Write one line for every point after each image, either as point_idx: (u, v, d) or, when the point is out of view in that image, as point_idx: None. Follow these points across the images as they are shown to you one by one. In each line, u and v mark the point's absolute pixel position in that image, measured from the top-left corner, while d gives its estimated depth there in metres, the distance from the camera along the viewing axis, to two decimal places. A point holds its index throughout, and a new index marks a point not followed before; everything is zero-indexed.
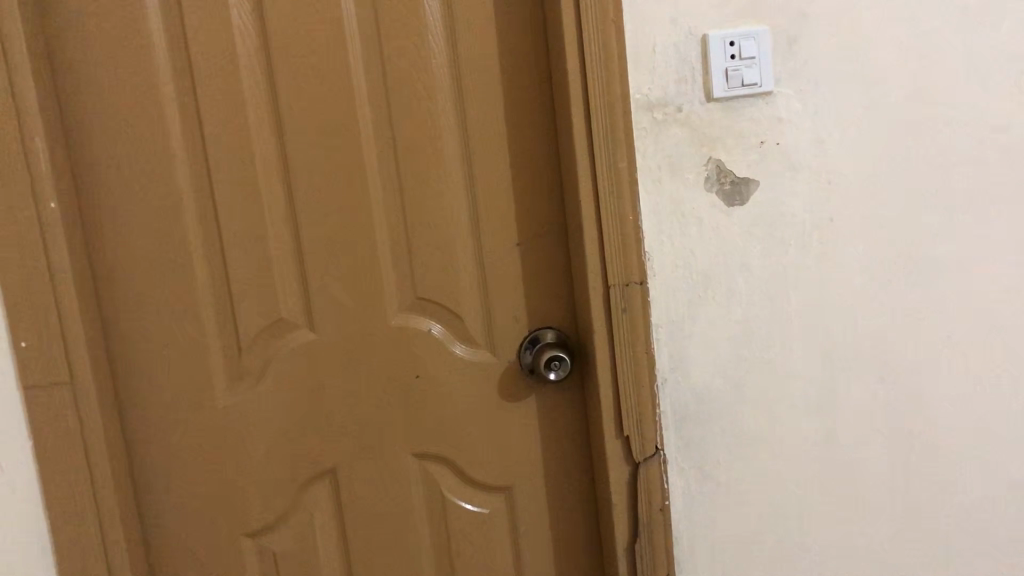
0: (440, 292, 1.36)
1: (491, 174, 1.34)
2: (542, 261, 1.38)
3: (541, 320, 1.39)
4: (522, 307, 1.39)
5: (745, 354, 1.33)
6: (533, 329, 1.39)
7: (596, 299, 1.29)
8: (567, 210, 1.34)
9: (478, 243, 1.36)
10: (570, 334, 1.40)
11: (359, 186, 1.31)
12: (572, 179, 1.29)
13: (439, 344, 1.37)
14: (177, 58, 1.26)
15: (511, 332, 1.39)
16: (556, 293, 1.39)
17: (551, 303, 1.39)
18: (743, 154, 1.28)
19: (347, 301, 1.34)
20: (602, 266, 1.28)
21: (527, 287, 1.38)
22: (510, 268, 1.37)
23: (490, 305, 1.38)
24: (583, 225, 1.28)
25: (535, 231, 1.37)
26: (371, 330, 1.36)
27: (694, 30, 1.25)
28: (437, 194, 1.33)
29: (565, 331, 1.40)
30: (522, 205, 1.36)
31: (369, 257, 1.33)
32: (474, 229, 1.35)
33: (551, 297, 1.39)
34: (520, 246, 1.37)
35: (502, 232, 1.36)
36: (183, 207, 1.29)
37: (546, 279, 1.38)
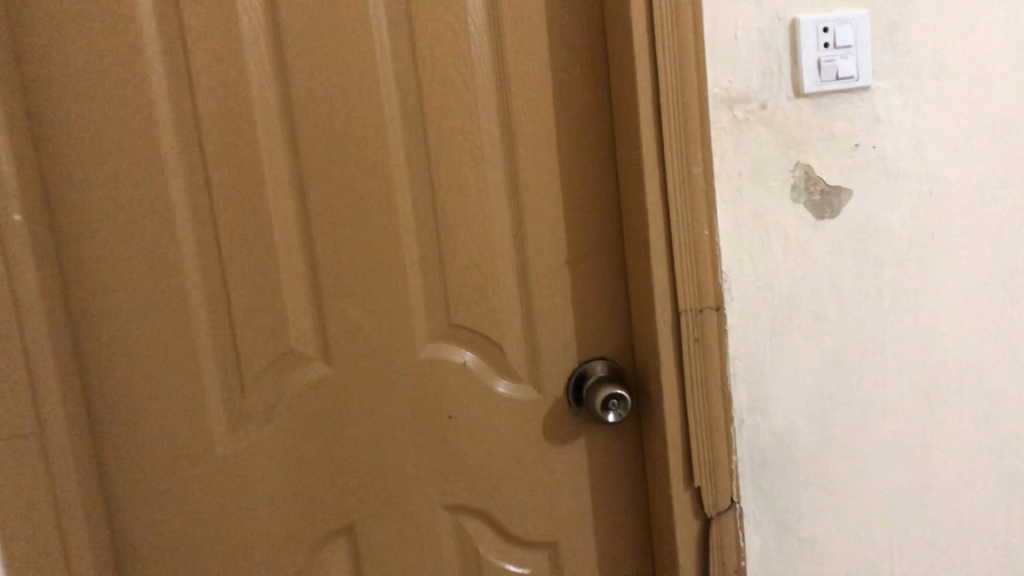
0: (478, 319, 1.17)
1: (538, 182, 1.14)
2: (594, 282, 1.19)
3: (592, 350, 1.20)
4: (570, 336, 1.19)
5: (832, 390, 1.15)
6: (585, 360, 1.20)
7: (664, 329, 1.10)
8: (626, 224, 1.15)
9: (521, 262, 1.17)
10: (625, 366, 1.21)
11: (385, 197, 1.11)
12: (635, 189, 1.10)
13: (476, 379, 1.18)
14: (169, 42, 1.04)
15: (557, 364, 1.20)
16: (609, 318, 1.20)
17: (604, 331, 1.20)
18: (835, 158, 1.10)
19: (369, 331, 1.14)
20: (671, 291, 1.09)
21: (577, 312, 1.19)
22: (559, 291, 1.18)
23: (535, 334, 1.18)
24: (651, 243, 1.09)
25: (587, 248, 1.18)
26: (397, 364, 1.16)
27: (782, 14, 1.07)
28: (475, 206, 1.14)
29: (619, 361, 1.21)
30: (573, 217, 1.16)
31: (395, 279, 1.13)
32: (518, 246, 1.16)
33: (604, 323, 1.20)
34: (569, 264, 1.17)
35: (550, 249, 1.16)
36: (176, 221, 1.07)
37: (598, 303, 1.19)
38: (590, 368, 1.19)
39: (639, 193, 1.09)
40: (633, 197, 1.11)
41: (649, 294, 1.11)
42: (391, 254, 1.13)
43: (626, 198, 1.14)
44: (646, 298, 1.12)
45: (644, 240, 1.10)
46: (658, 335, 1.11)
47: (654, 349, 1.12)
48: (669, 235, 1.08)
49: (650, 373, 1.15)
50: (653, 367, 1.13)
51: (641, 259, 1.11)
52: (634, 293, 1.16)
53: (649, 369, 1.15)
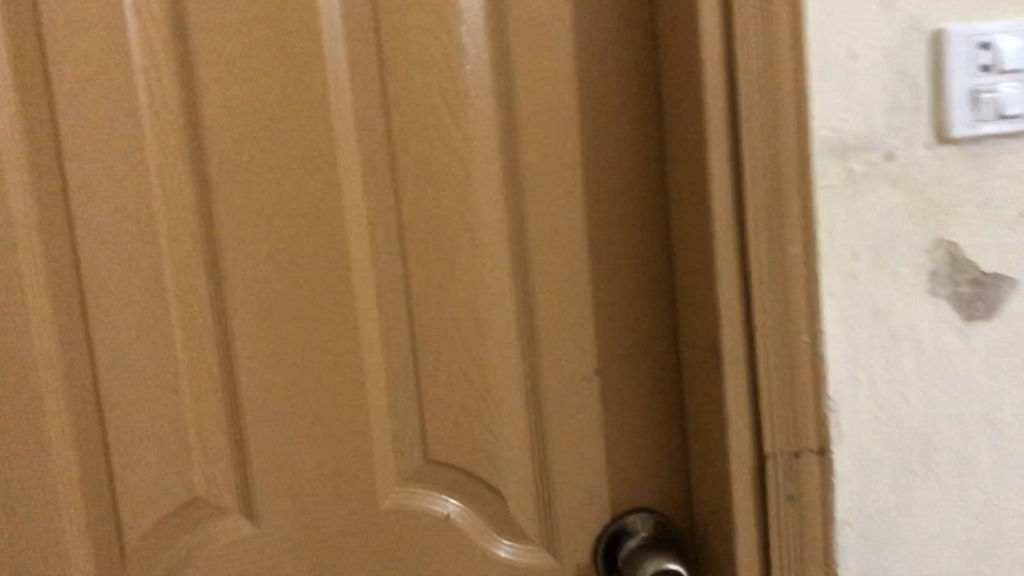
0: (469, 453, 0.82)
1: (560, 262, 0.80)
2: (638, 403, 0.84)
3: (633, 498, 0.85)
4: (602, 478, 0.84)
5: (982, 565, 0.80)
6: (624, 512, 0.85)
7: (740, 481, 0.76)
8: (686, 324, 0.80)
9: (535, 375, 0.82)
10: (681, 521, 0.85)
11: (341, 282, 0.77)
12: (701, 276, 0.76)
13: (466, 539, 0.82)
14: (23, 56, 0.71)
15: (581, 517, 0.84)
16: (658, 454, 0.85)
17: (650, 471, 0.85)
18: (992, 233, 0.76)
19: (312, 472, 0.79)
20: (752, 425, 0.75)
21: (612, 445, 0.84)
22: (588, 417, 0.83)
23: (553, 476, 0.83)
24: (723, 355, 0.74)
25: (630, 355, 0.83)
26: (353, 520, 0.80)
27: (919, 21, 0.73)
28: (468, 296, 0.79)
29: (672, 515, 0.86)
30: (608, 313, 0.82)
31: (351, 398, 0.79)
32: (530, 353, 0.81)
33: (650, 461, 0.85)
34: (600, 376, 0.82)
35: (576, 358, 0.82)
36: (30, 315, 0.74)
37: (642, 433, 0.84)
38: (632, 528, 0.84)
39: (705, 283, 0.75)
40: (696, 289, 0.77)
41: (718, 429, 0.76)
42: (347, 363, 0.78)
43: (685, 288, 0.79)
44: (714, 434, 0.77)
45: (713, 351, 0.75)
46: (731, 487, 0.76)
47: (725, 508, 0.77)
48: (752, 345, 0.74)
49: (718, 539, 0.79)
50: (722, 532, 0.78)
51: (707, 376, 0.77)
52: (696, 423, 0.81)
53: (716, 533, 0.80)
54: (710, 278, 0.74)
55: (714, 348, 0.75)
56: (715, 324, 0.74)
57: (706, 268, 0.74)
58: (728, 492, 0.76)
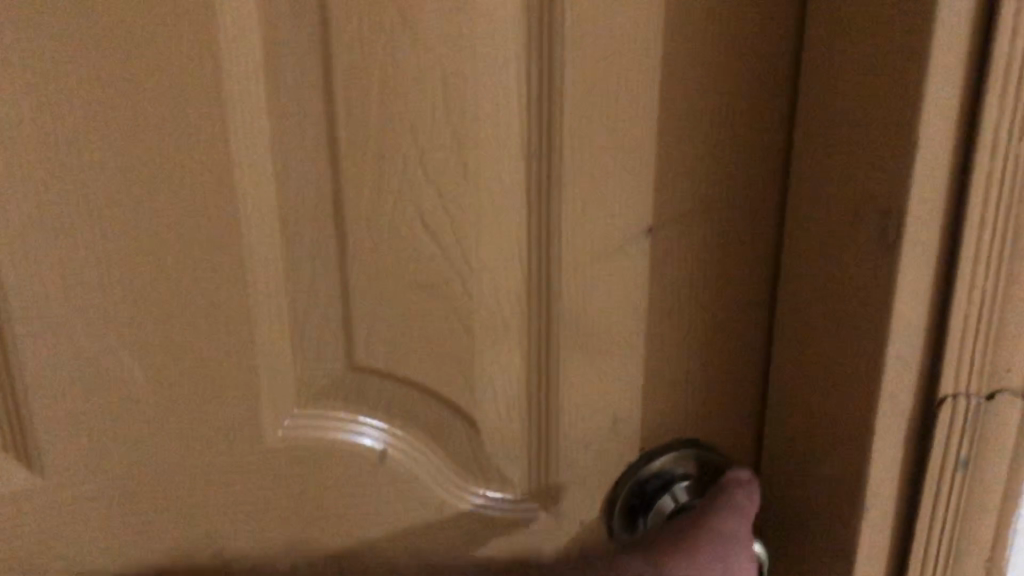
0: (424, 361, 0.49)
1: (608, 42, 0.44)
2: (702, 290, 0.51)
3: (676, 431, 0.54)
4: (633, 402, 0.52)
5: None
6: (653, 453, 0.54)
7: (882, 440, 0.45)
8: (812, 167, 0.46)
9: (545, 237, 0.48)
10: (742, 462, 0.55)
11: (205, 62, 0.42)
12: (878, 89, 0.41)
13: (422, 484, 0.52)
14: None
15: (595, 457, 0.53)
16: (722, 368, 0.53)
17: (706, 391, 0.53)
18: None
19: (161, 368, 0.48)
20: (925, 354, 0.44)
21: (653, 352, 0.51)
22: (620, 317, 0.50)
23: (557, 397, 0.51)
24: (897, 243, 0.42)
25: (701, 212, 0.49)
26: (241, 442, 0.50)
27: None
28: (437, 91, 0.44)
29: (729, 455, 0.55)
30: (678, 138, 0.47)
31: (225, 256, 0.46)
32: (540, 199, 0.47)
33: (707, 377, 0.53)
34: (653, 249, 0.49)
35: (616, 211, 0.47)
36: None
37: (702, 336, 0.52)
38: (668, 474, 0.54)
39: (889, 103, 0.40)
40: (858, 110, 0.42)
41: (858, 355, 0.45)
42: (216, 195, 0.44)
43: (822, 112, 0.44)
44: (844, 360, 0.46)
45: (877, 227, 0.42)
46: (865, 448, 0.46)
47: (841, 473, 0.48)
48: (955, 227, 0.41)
49: (808, 512, 0.51)
50: (825, 505, 0.49)
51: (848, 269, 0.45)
52: (801, 332, 0.49)
53: (808, 504, 0.51)
54: (907, 95, 0.39)
55: (885, 223, 0.42)
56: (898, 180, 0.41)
57: (896, 77, 0.40)
58: (856, 455, 0.46)
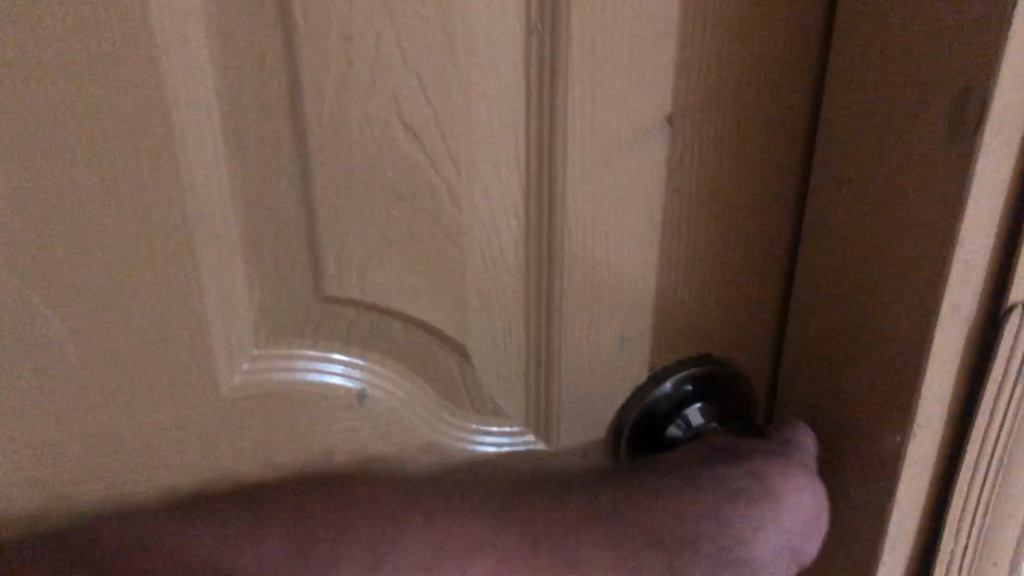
0: (407, 281, 0.42)
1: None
2: (722, 187, 0.43)
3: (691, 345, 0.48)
4: (639, 319, 0.46)
5: None
6: (665, 371, 0.48)
7: (939, 362, 0.39)
8: (862, 36, 0.38)
9: (543, 129, 0.39)
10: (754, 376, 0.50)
11: None
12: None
13: (407, 424, 0.46)
14: None
15: (601, 377, 0.47)
16: (738, 276, 0.46)
17: (720, 302, 0.47)
18: None
19: (80, 305, 0.39)
20: (992, 260, 0.37)
21: (664, 262, 0.44)
22: (631, 221, 0.42)
23: (556, 319, 0.44)
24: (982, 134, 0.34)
25: (725, 93, 0.41)
26: (184, 388, 0.42)
27: None
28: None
29: (741, 372, 0.49)
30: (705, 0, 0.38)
31: (149, 163, 0.36)
32: (538, 82, 0.38)
33: (721, 286, 0.46)
34: (670, 137, 0.41)
35: (632, 98, 0.39)
36: None
37: (718, 240, 0.45)
38: (684, 391, 0.48)
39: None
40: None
41: (909, 261, 0.38)
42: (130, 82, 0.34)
43: None
44: (891, 267, 0.39)
45: (949, 110, 0.35)
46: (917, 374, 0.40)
47: (881, 398, 0.42)
48: None
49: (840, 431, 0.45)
50: (858, 431, 0.44)
51: (908, 165, 0.37)
52: (838, 232, 0.42)
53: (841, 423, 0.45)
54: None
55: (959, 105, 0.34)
56: (979, 47, 0.33)
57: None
58: (904, 379, 0.40)
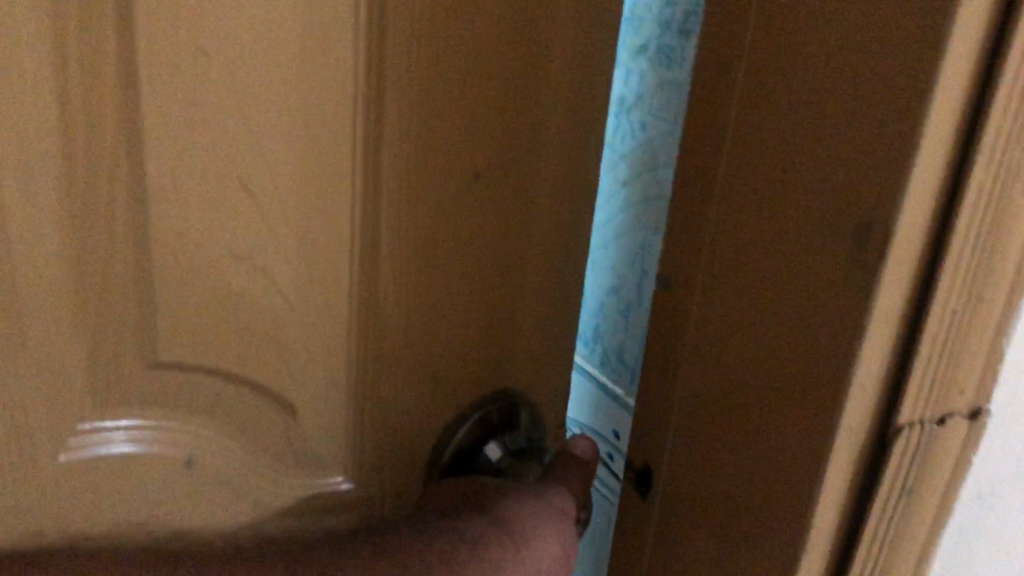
0: (252, 349, 0.39)
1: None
2: (545, 234, 0.45)
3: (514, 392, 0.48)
4: (471, 360, 0.46)
5: None
6: (470, 410, 0.47)
7: (831, 483, 0.37)
8: (746, 143, 0.38)
9: (415, 179, 0.39)
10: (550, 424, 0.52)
11: None
12: (864, 21, 0.32)
13: (253, 479, 0.42)
14: None
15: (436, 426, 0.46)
16: (556, 317, 0.48)
17: (541, 344, 0.48)
18: None
19: None
20: (885, 376, 0.36)
21: (494, 306, 0.45)
22: (466, 277, 0.43)
23: (409, 359, 0.44)
24: (884, 255, 0.33)
25: (546, 145, 0.43)
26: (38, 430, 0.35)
27: None
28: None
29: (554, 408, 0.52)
30: (539, 55, 0.40)
31: None
32: (411, 123, 0.38)
33: (541, 329, 0.48)
34: (500, 200, 0.42)
35: (470, 166, 0.40)
36: None
37: (538, 285, 0.46)
38: (480, 431, 0.48)
39: (861, 42, 0.32)
40: (829, 50, 0.33)
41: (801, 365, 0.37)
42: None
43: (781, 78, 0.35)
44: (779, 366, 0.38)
45: (857, 218, 0.33)
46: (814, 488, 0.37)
47: (769, 509, 0.40)
48: (940, 236, 0.33)
49: (722, 542, 0.43)
50: (742, 532, 0.41)
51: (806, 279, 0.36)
52: (718, 330, 0.41)
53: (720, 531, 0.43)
54: (901, 34, 0.30)
55: (863, 205, 0.33)
56: (878, 149, 0.32)
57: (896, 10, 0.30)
58: (801, 494, 0.38)
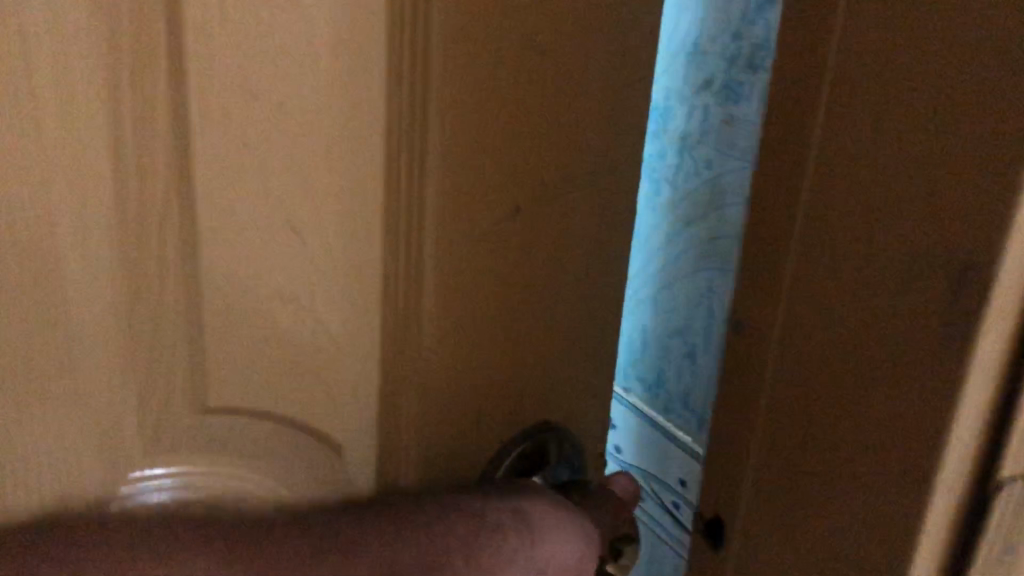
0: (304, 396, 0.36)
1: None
2: (603, 266, 0.42)
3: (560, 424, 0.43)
4: (522, 409, 0.42)
5: None
6: (509, 444, 0.41)
7: (932, 528, 0.34)
8: (831, 177, 0.35)
9: (471, 226, 0.36)
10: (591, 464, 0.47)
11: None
12: (960, 42, 0.30)
13: None
14: None
15: None
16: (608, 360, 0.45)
17: (594, 389, 0.45)
18: None
19: None
20: (988, 426, 0.33)
21: (548, 347, 0.41)
22: (525, 327, 0.40)
23: (469, 424, 0.40)
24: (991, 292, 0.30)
25: (605, 172, 0.40)
26: (79, 444, 0.32)
27: None
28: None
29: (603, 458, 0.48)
30: (605, 71, 0.38)
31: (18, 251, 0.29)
32: (469, 145, 0.35)
33: (591, 374, 0.44)
34: (557, 244, 0.39)
35: (526, 207, 0.38)
36: None
37: (589, 325, 0.43)
38: (519, 463, 0.42)
39: (960, 65, 0.30)
40: (921, 72, 0.31)
41: (899, 400, 0.33)
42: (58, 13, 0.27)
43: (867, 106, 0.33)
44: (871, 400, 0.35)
45: (960, 253, 0.30)
46: (915, 535, 0.34)
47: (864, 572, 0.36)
48: None
49: None
50: None
51: (901, 324, 0.33)
52: (803, 378, 0.38)
53: None
54: (1008, 46, 0.28)
55: (966, 237, 0.30)
56: (990, 157, 0.29)
57: (1000, 23, 0.28)
58: (899, 550, 0.35)
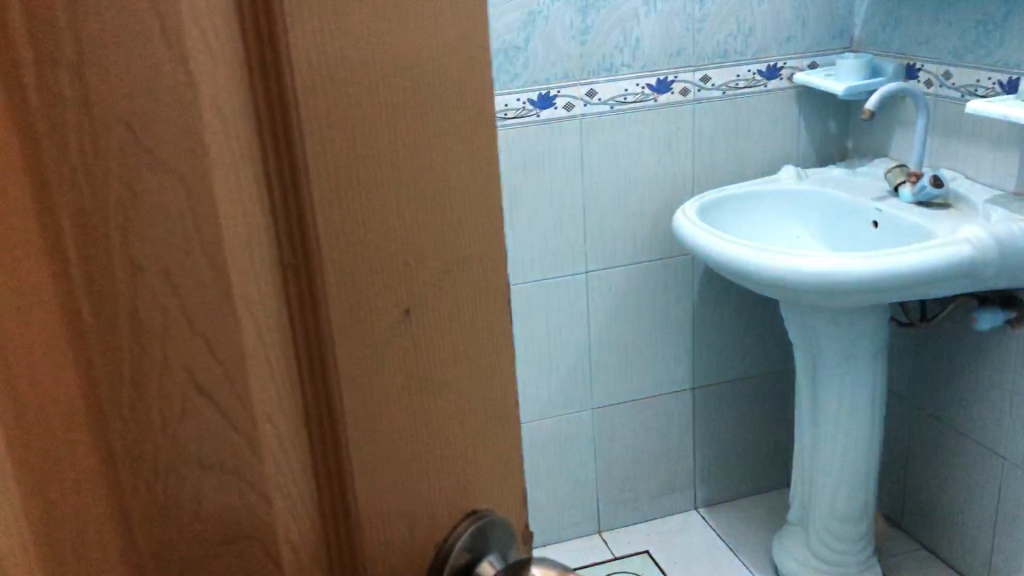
0: None
1: (455, 44, 0.38)
2: (497, 441, 0.47)
3: (505, 544, 0.49)
4: (443, 484, 0.45)
5: None
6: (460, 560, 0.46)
7: None
8: None
9: (391, 443, 0.42)
10: (516, 531, 0.50)
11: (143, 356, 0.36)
12: None
13: None
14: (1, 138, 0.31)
15: None
16: (498, 434, 0.47)
17: (494, 462, 0.47)
18: None
19: None
20: None
21: (467, 422, 0.45)
22: (439, 511, 0.45)
23: None
24: None
25: (477, 344, 0.44)
26: None
27: None
28: (213, 127, 0.34)
29: (519, 521, 0.50)
30: (463, 287, 0.42)
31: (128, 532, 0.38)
32: (388, 262, 0.39)
33: (494, 447, 0.47)
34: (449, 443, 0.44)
35: (431, 424, 0.43)
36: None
37: (486, 399, 0.45)
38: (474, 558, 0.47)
39: None
40: None
41: None
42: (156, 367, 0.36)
43: None
44: None
45: None
46: None
47: None
48: None
49: None
50: None
51: None
52: None
53: None
54: None
55: None
56: None
57: None
58: None
